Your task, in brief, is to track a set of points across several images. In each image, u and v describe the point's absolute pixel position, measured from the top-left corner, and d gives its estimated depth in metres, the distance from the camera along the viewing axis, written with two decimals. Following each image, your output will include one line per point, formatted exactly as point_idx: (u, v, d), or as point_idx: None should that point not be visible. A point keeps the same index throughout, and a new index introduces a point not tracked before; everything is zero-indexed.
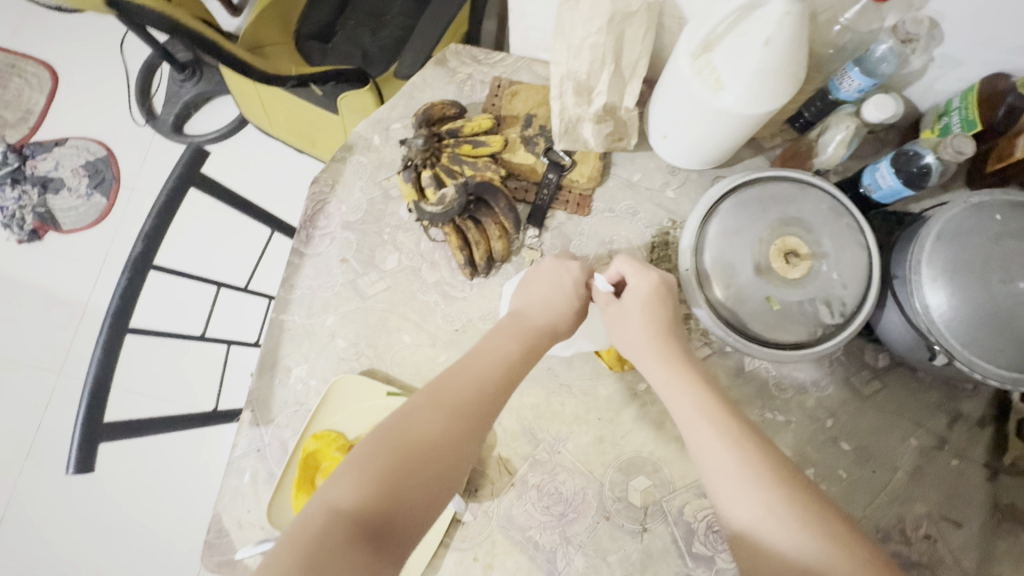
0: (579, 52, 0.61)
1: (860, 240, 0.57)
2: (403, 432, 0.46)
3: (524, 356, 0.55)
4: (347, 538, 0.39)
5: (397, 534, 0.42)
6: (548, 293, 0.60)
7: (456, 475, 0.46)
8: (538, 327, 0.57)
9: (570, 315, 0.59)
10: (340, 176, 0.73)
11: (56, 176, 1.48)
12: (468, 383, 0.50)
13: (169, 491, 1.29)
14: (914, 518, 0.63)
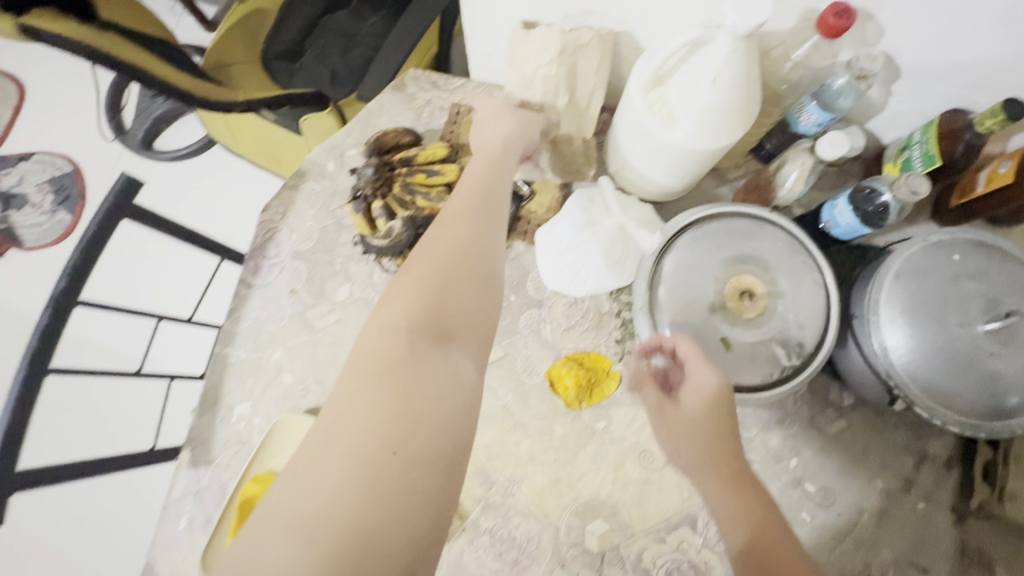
0: (532, 82, 0.62)
1: (818, 278, 0.55)
2: (431, 258, 0.48)
3: (498, 170, 0.57)
4: (409, 339, 0.44)
5: (454, 333, 0.47)
6: (498, 121, 0.60)
7: (485, 271, 0.51)
8: (497, 143, 0.59)
9: (531, 133, 0.61)
10: (291, 204, 0.71)
11: (20, 193, 1.46)
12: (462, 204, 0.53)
13: (113, 527, 1.20)
14: (880, 564, 0.61)
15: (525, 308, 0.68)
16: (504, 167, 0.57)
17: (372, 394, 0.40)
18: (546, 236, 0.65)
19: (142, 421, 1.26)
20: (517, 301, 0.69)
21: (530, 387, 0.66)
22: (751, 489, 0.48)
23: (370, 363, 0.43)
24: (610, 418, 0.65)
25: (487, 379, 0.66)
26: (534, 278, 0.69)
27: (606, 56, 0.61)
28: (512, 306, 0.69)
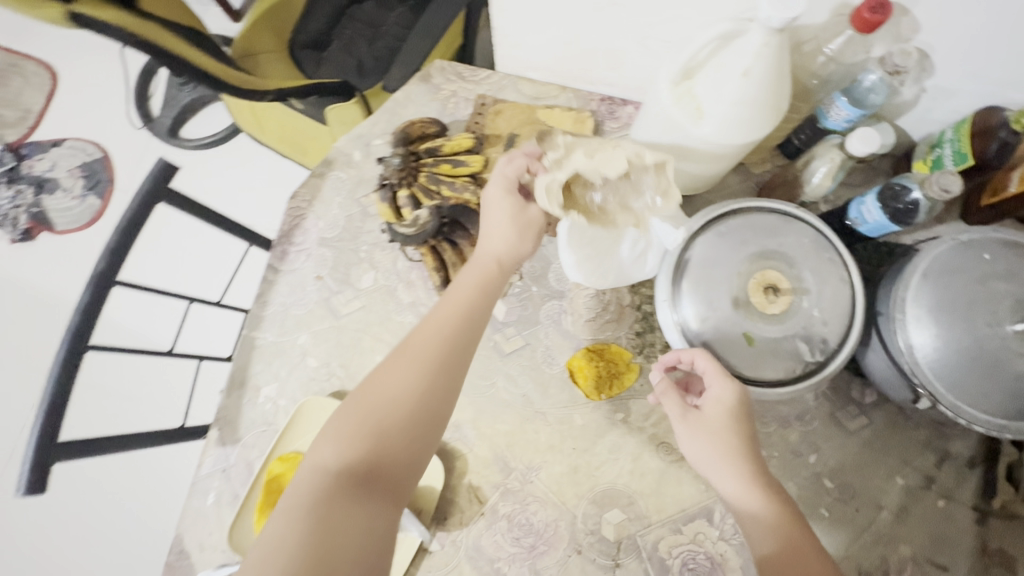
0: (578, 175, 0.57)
1: (843, 276, 0.55)
2: (372, 399, 0.50)
3: (483, 296, 0.57)
4: (338, 484, 0.46)
5: (385, 481, 0.48)
6: (499, 234, 0.59)
7: (435, 412, 0.51)
8: (491, 258, 0.59)
9: (527, 251, 0.61)
10: (318, 192, 0.72)
11: (52, 177, 1.50)
12: (432, 333, 0.54)
13: (143, 496, 1.24)
14: (898, 560, 0.61)
15: (547, 299, 0.69)
16: (491, 294, 0.57)
17: (285, 547, 0.41)
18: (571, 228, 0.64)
19: (173, 399, 1.30)
20: (539, 292, 0.69)
21: (550, 377, 0.67)
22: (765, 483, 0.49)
23: (296, 510, 0.44)
24: (629, 410, 0.66)
25: (507, 368, 0.67)
26: (555, 270, 0.70)
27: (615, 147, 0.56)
28: (534, 297, 0.69)
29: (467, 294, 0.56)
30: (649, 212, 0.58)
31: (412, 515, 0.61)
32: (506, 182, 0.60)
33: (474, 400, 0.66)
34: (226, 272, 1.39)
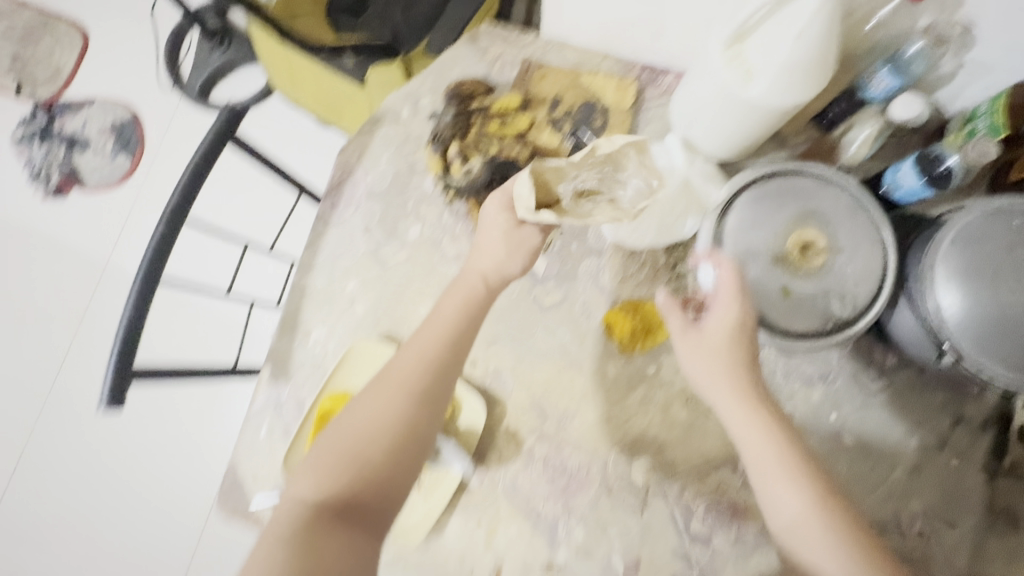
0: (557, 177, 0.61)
1: (878, 237, 0.58)
2: (346, 436, 0.55)
3: (467, 324, 0.60)
4: (321, 512, 0.52)
5: (364, 508, 0.54)
6: (488, 249, 0.62)
7: (408, 444, 0.56)
8: (474, 278, 0.62)
9: (514, 269, 0.63)
10: (367, 147, 0.74)
11: (83, 136, 1.52)
12: (410, 366, 0.58)
13: (188, 448, 1.34)
14: (909, 514, 0.65)
15: (585, 257, 0.72)
16: (476, 317, 0.61)
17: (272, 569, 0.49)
18: None
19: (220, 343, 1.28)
20: (578, 249, 0.72)
21: (587, 330, 0.70)
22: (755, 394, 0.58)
23: (279, 536, 0.51)
24: (661, 363, 0.69)
25: (546, 321, 0.70)
26: (594, 229, 0.73)
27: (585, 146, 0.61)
28: (573, 254, 0.72)
29: (449, 323, 0.60)
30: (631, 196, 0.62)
31: (455, 450, 0.66)
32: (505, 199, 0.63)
33: (513, 349, 0.70)
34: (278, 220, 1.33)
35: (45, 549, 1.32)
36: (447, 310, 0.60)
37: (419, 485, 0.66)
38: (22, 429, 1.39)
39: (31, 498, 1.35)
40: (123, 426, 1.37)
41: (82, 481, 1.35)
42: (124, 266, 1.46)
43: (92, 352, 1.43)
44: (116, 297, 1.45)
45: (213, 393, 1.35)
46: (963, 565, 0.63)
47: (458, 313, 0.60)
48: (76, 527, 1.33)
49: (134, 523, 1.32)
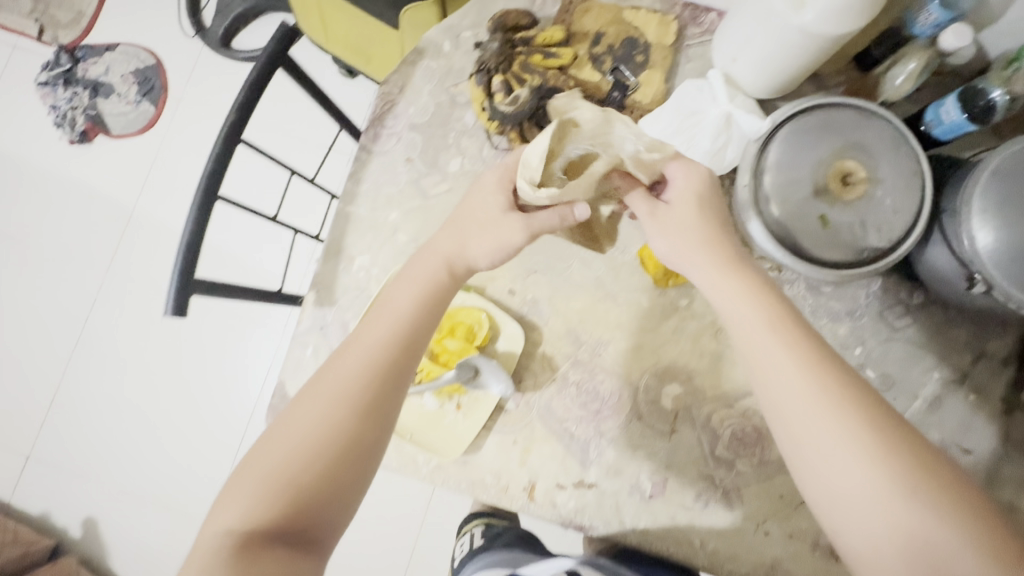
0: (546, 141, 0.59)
1: (916, 169, 0.59)
2: (286, 448, 0.50)
3: (424, 319, 0.58)
4: (259, 538, 0.46)
5: (309, 530, 0.48)
6: (473, 234, 0.61)
7: (358, 453, 0.51)
8: (432, 274, 0.59)
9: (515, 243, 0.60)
10: (409, 79, 0.75)
11: (106, 81, 1.52)
12: (357, 368, 0.54)
13: (220, 385, 1.41)
14: (927, 443, 0.68)
15: None
16: (435, 310, 0.58)
17: None
18: (652, 122, 0.69)
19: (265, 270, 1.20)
20: None
21: (622, 263, 0.72)
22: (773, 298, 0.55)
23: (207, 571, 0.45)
24: (693, 296, 0.71)
25: (583, 254, 0.72)
26: None
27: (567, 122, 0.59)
28: None
29: (404, 318, 0.57)
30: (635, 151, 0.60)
31: (495, 373, 0.68)
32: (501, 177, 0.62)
33: (551, 280, 0.72)
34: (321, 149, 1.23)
35: (89, 478, 1.42)
36: (405, 304, 0.58)
37: (459, 404, 0.69)
38: (59, 367, 1.45)
39: (72, 432, 1.43)
40: (156, 365, 1.44)
41: (121, 417, 1.43)
42: (150, 212, 1.48)
43: (119, 296, 1.46)
44: (143, 243, 1.47)
45: (241, 331, 1.42)
46: (975, 491, 0.67)
47: (415, 306, 0.58)
48: (116, 458, 1.42)
49: (171, 454, 1.41)
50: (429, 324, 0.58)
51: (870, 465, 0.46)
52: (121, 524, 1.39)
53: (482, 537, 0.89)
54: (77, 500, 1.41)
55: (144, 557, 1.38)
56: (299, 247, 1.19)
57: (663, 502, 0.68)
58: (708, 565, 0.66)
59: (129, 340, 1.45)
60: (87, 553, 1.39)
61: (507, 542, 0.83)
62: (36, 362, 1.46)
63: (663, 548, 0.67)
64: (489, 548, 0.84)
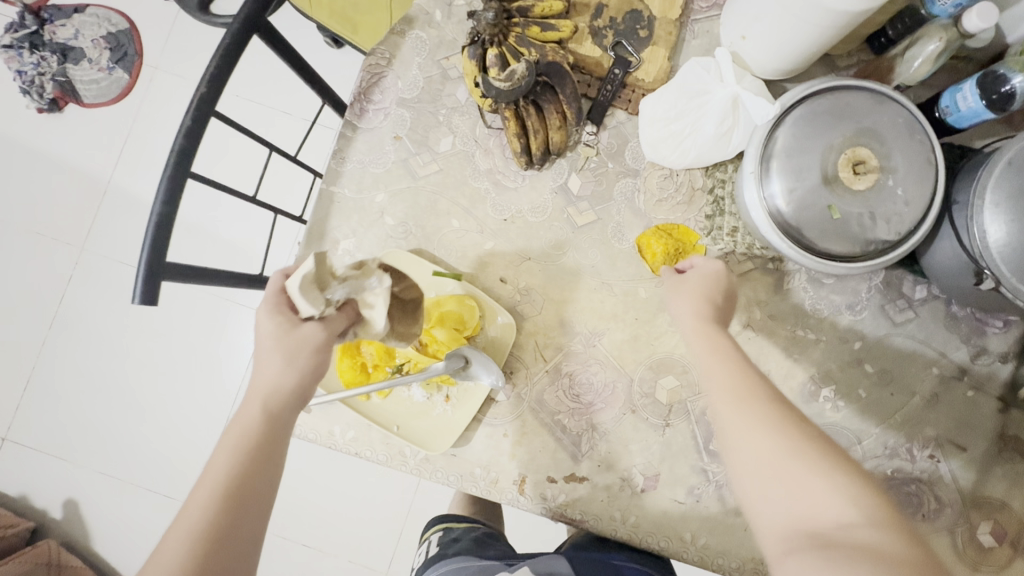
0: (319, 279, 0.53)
1: (929, 158, 0.56)
2: None
3: (249, 471, 0.46)
4: None
5: None
6: (262, 364, 0.50)
7: None
8: (256, 405, 0.49)
9: (308, 373, 0.51)
10: (397, 51, 0.70)
11: (76, 46, 1.42)
12: (180, 538, 0.43)
13: (203, 365, 1.38)
14: (922, 439, 0.67)
15: (621, 177, 0.70)
16: (264, 457, 0.47)
17: None
18: (654, 102, 0.66)
19: (252, 249, 1.15)
20: (615, 169, 0.70)
21: (619, 251, 0.69)
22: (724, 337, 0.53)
23: None
24: None
25: (579, 241, 0.69)
26: (633, 148, 0.70)
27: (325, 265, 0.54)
28: (610, 173, 0.70)
29: (223, 479, 0.46)
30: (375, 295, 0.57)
31: (486, 364, 0.65)
32: (266, 305, 0.52)
33: (546, 269, 0.69)
34: (303, 125, 1.16)
35: (68, 461, 1.38)
36: (220, 459, 0.47)
37: (448, 396, 0.67)
38: (34, 347, 1.41)
39: (49, 413, 1.39)
40: (135, 346, 1.39)
41: (99, 399, 1.39)
42: (126, 187, 1.41)
43: (94, 274, 1.40)
44: (119, 220, 1.41)
45: (222, 309, 1.38)
46: (966, 487, 0.66)
47: (234, 461, 0.46)
48: (95, 440, 1.38)
49: (153, 436, 1.38)
50: (265, 460, 0.48)
51: (780, 451, 0.44)
52: (103, 507, 1.37)
53: (438, 544, 0.76)
54: (55, 482, 1.38)
55: (127, 539, 1.37)
56: (284, 226, 1.14)
57: (655, 497, 0.66)
58: (698, 560, 0.65)
59: (105, 320, 1.40)
60: (68, 535, 1.37)
61: (465, 549, 0.71)
62: (6, 341, 1.41)
63: (653, 543, 0.66)
64: (443, 556, 0.70)
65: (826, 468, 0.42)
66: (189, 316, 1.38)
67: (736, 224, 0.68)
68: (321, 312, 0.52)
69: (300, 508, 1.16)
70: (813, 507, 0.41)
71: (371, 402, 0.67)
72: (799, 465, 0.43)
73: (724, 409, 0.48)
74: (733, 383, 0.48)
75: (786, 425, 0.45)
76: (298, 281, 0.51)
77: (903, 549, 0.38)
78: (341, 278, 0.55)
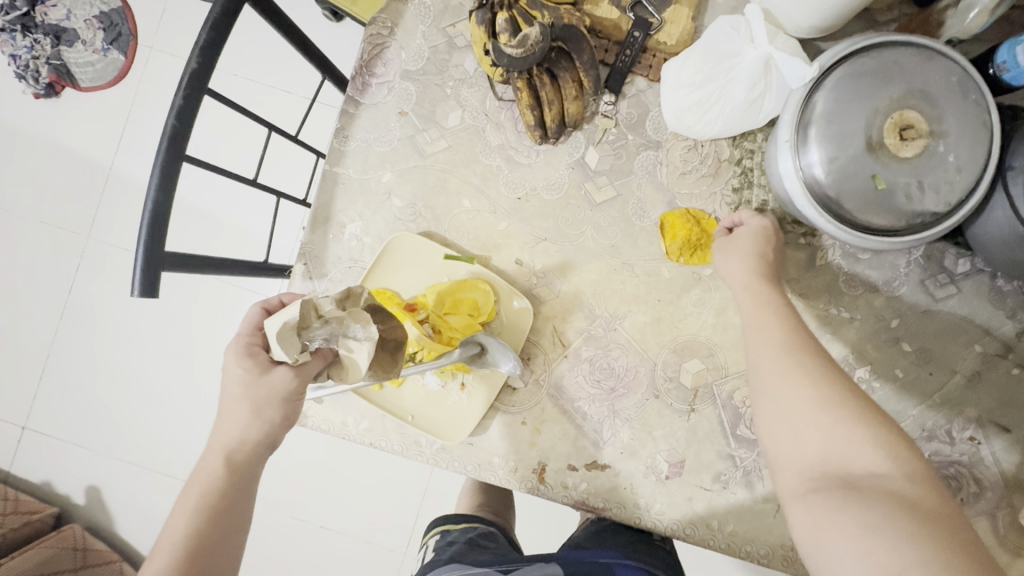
0: (293, 325, 0.48)
1: (984, 120, 0.51)
2: None
3: (213, 529, 0.46)
4: None
5: None
6: (229, 413, 0.49)
7: None
8: (220, 460, 0.48)
9: (275, 427, 0.49)
10: (400, 19, 0.66)
11: (69, 27, 1.38)
12: None
13: (216, 351, 1.37)
14: (963, 420, 0.64)
15: (642, 149, 0.66)
16: (228, 511, 0.47)
17: None
18: (678, 67, 0.61)
19: (257, 233, 1.12)
20: (635, 141, 0.66)
21: (641, 229, 0.65)
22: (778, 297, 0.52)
23: None
24: None
25: (598, 219, 0.65)
26: (654, 118, 0.66)
27: (306, 305, 0.49)
28: (630, 146, 0.66)
29: (182, 539, 0.45)
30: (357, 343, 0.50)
31: (503, 349, 0.62)
32: (237, 345, 0.50)
33: (563, 250, 0.65)
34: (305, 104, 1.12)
35: (87, 448, 1.40)
36: (180, 518, 0.46)
37: (464, 383, 0.64)
38: (47, 337, 1.41)
39: (66, 402, 1.40)
40: (146, 334, 1.39)
41: (116, 387, 1.39)
42: (129, 173, 1.38)
43: (101, 261, 1.39)
44: (123, 207, 1.39)
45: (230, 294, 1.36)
46: (1009, 469, 0.63)
47: (195, 521, 0.46)
48: (114, 426, 1.40)
49: (168, 423, 1.38)
50: (225, 518, 0.47)
51: (815, 402, 0.43)
52: (123, 492, 1.39)
53: (434, 549, 0.71)
54: (76, 469, 1.40)
55: (149, 522, 1.39)
56: (286, 210, 1.10)
57: (679, 484, 0.64)
58: (726, 548, 0.63)
59: (117, 309, 1.39)
60: (92, 520, 1.39)
61: (455, 555, 0.65)
62: (20, 332, 1.41)
63: (678, 531, 0.64)
64: (434, 565, 0.65)
65: (862, 422, 0.41)
66: (199, 304, 1.37)
67: (767, 197, 0.64)
68: (294, 359, 0.49)
69: (318, 491, 1.17)
70: (842, 454, 0.41)
71: (385, 391, 0.65)
72: (835, 415, 0.42)
73: (763, 360, 0.48)
74: (786, 340, 0.48)
75: (824, 380, 0.44)
76: (273, 331, 0.48)
77: (929, 496, 0.37)
78: (324, 316, 0.49)
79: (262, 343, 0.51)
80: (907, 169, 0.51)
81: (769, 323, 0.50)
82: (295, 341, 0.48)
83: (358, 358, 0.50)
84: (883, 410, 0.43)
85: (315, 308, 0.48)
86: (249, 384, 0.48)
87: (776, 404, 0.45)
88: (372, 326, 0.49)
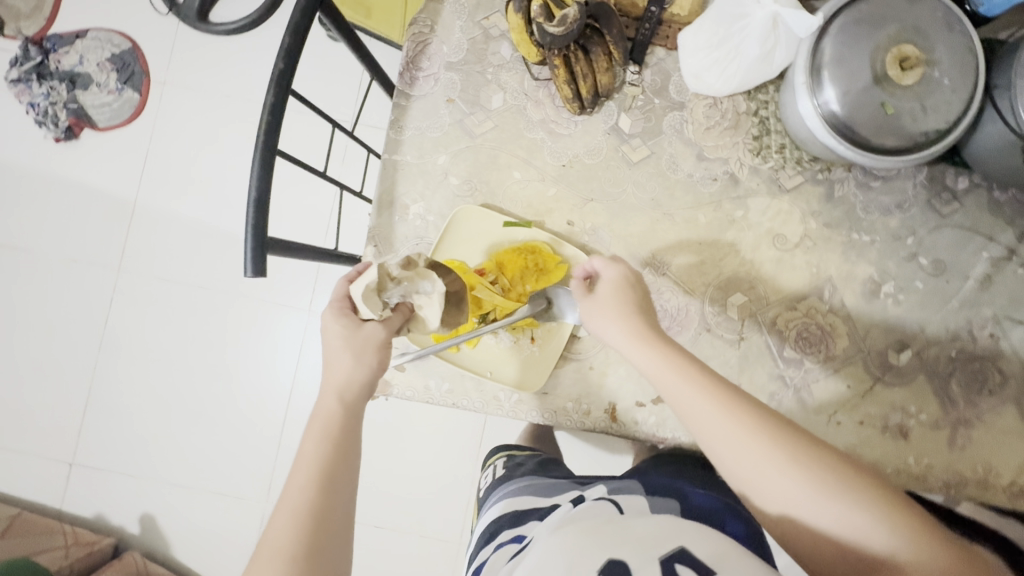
0: (375, 285, 0.55)
1: (968, 46, 0.59)
2: None
3: (338, 456, 0.50)
4: None
5: None
6: (332, 360, 0.54)
7: None
8: (333, 398, 0.53)
9: (374, 371, 0.55)
10: (438, 17, 0.73)
11: (82, 71, 1.43)
12: (286, 517, 0.46)
13: (254, 367, 1.41)
14: (981, 319, 0.71)
15: (668, 111, 0.73)
16: (346, 442, 0.52)
17: None
18: (694, 34, 0.69)
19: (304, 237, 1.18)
20: (662, 104, 0.73)
21: (676, 181, 0.72)
22: (720, 386, 0.53)
23: None
24: (747, 208, 0.73)
25: (636, 175, 0.72)
26: (675, 82, 0.73)
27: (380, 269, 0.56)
28: (658, 109, 0.73)
29: (315, 462, 0.49)
30: (427, 298, 0.58)
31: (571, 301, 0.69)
32: (332, 308, 0.56)
33: (609, 208, 0.72)
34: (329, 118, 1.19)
35: (135, 475, 1.42)
36: (308, 447, 0.51)
37: (534, 336, 0.70)
38: (86, 372, 1.44)
39: (110, 433, 1.43)
40: (181, 358, 1.42)
41: (159, 413, 1.42)
42: (153, 204, 1.43)
43: (134, 292, 1.43)
44: (150, 237, 1.43)
45: (261, 311, 1.41)
46: None
47: (323, 447, 0.50)
48: (159, 452, 1.42)
49: (214, 443, 1.41)
50: (347, 448, 0.52)
51: (813, 496, 0.46)
52: (176, 515, 1.41)
53: (503, 467, 0.79)
54: (127, 498, 1.42)
55: (203, 543, 1.40)
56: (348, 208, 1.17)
57: None
58: None
59: (152, 337, 1.43)
60: (149, 546, 1.41)
61: (529, 471, 0.72)
62: (59, 369, 1.44)
63: None
64: (509, 478, 0.72)
65: (855, 499, 0.45)
66: (234, 323, 1.42)
67: (784, 140, 0.72)
68: (379, 315, 0.56)
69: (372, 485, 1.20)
70: (855, 534, 0.45)
71: (461, 352, 0.71)
72: (829, 501, 0.46)
73: (737, 465, 0.49)
74: (753, 439, 0.49)
75: (804, 468, 0.47)
76: (358, 293, 0.55)
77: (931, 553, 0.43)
78: (396, 278, 0.56)
79: (343, 304, 0.57)
80: (909, 101, 0.58)
81: (733, 418, 0.50)
82: (376, 300, 0.55)
83: (432, 311, 0.58)
84: (858, 471, 0.47)
85: (387, 271, 0.56)
86: (351, 335, 0.55)
87: (772, 500, 0.48)
88: (439, 281, 0.58)
